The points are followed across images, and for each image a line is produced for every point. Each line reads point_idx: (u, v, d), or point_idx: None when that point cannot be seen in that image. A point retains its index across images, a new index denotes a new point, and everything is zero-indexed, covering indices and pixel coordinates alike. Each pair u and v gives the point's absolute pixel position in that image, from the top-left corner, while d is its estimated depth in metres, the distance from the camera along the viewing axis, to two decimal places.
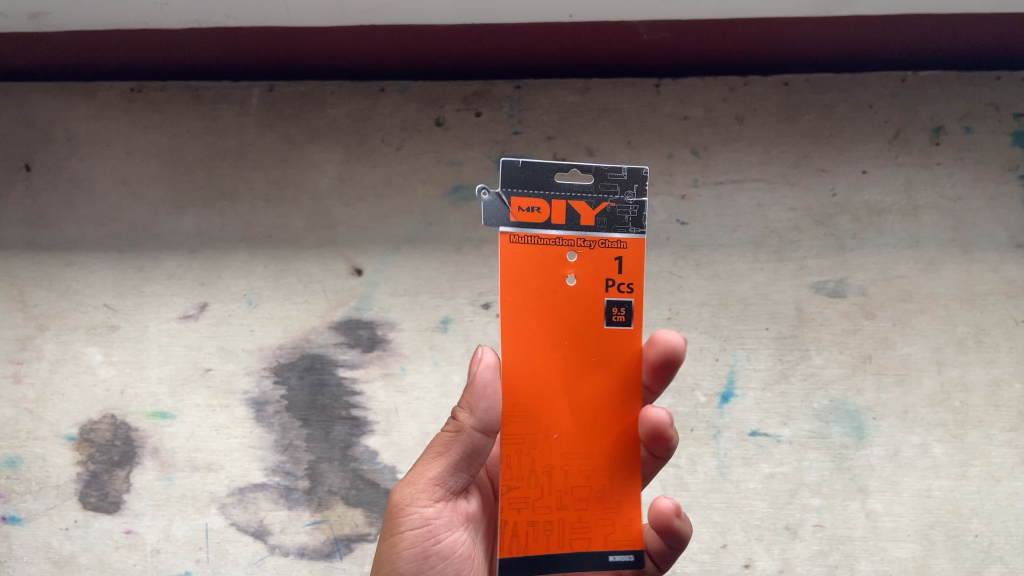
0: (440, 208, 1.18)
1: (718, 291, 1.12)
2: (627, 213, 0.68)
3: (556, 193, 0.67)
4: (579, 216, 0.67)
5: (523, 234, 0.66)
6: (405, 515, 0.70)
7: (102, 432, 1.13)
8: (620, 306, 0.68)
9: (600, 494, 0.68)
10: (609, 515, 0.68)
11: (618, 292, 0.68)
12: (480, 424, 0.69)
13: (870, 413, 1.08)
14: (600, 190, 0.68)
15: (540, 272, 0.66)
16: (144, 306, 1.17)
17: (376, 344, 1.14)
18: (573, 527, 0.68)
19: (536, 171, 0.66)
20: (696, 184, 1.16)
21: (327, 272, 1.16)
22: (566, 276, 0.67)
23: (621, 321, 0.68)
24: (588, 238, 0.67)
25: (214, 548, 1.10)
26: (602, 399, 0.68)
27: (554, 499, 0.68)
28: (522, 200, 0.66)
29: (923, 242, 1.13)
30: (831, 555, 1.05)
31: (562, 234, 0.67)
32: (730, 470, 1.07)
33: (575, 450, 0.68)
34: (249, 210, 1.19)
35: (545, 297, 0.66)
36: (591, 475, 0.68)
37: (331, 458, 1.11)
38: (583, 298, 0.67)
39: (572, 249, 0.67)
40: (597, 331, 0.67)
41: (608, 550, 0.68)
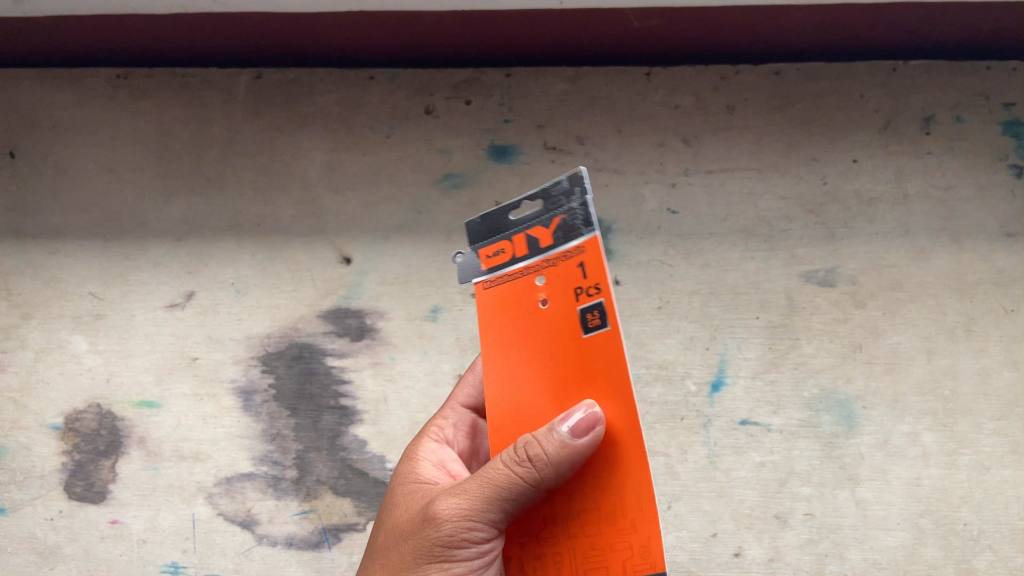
0: (430, 196, 1.17)
1: (708, 280, 1.12)
2: (578, 217, 0.59)
3: (514, 230, 0.64)
4: (539, 242, 0.62)
5: (493, 279, 0.65)
6: (458, 552, 0.61)
7: (88, 421, 1.12)
8: (592, 310, 0.57)
9: (608, 515, 0.56)
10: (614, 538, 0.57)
11: (589, 297, 0.58)
12: (560, 479, 0.58)
13: (859, 401, 1.08)
14: (549, 208, 0.61)
15: (513, 306, 0.63)
16: (130, 295, 1.16)
17: (365, 333, 1.13)
18: (582, 557, 0.58)
19: (493, 217, 0.66)
20: (687, 172, 1.16)
21: (316, 260, 1.16)
22: (539, 299, 0.61)
23: (597, 326, 0.57)
24: (550, 257, 0.60)
25: (201, 538, 1.08)
26: None
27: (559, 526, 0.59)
28: (488, 248, 0.66)
29: (913, 232, 1.12)
30: (822, 543, 1.04)
31: (528, 264, 0.63)
32: (720, 459, 1.07)
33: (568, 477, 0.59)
34: (236, 198, 1.18)
35: (518, 330, 0.62)
36: (596, 495, 0.57)
37: (319, 447, 1.10)
38: (554, 316, 0.60)
39: (539, 273, 0.61)
40: (574, 343, 0.59)
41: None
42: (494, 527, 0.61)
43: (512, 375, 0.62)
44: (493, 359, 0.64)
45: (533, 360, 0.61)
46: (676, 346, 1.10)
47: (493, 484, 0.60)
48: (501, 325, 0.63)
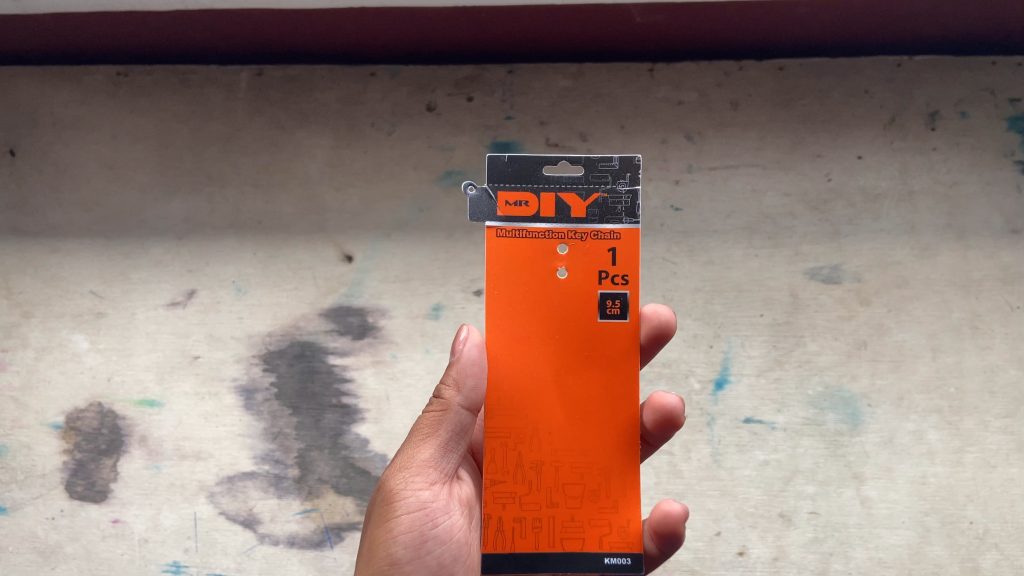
0: (432, 193, 1.17)
1: (712, 277, 1.11)
2: (620, 203, 0.70)
3: (544, 186, 0.70)
4: (570, 208, 0.70)
5: (509, 228, 0.69)
6: (400, 499, 0.70)
7: (89, 420, 1.12)
8: (614, 298, 0.69)
9: (595, 492, 0.69)
10: (605, 515, 0.69)
11: (613, 284, 0.69)
12: (469, 403, 0.72)
13: (864, 399, 1.07)
14: (590, 181, 0.70)
15: (530, 266, 0.69)
16: (131, 293, 1.15)
17: (367, 331, 1.12)
18: (564, 525, 0.69)
19: (523, 167, 0.70)
20: (690, 169, 1.15)
21: (317, 258, 1.15)
22: (558, 268, 0.69)
23: (615, 314, 0.69)
24: (580, 230, 0.70)
25: (203, 538, 1.08)
26: (589, 397, 0.69)
27: (544, 496, 0.69)
28: (510, 194, 0.70)
29: (918, 228, 1.12)
30: (826, 542, 1.04)
31: (552, 227, 0.69)
32: (724, 457, 1.07)
33: (565, 447, 0.69)
34: (237, 195, 1.18)
35: (533, 292, 0.69)
36: (585, 472, 0.69)
37: (321, 446, 1.10)
38: (571, 291, 0.69)
39: (564, 241, 0.69)
40: (589, 324, 0.69)
41: (604, 552, 0.68)
42: (432, 472, 0.72)
43: (512, 335, 0.69)
44: (498, 313, 0.69)
45: (542, 327, 0.69)
46: (680, 343, 1.10)
47: (419, 431, 0.73)
48: (515, 282, 0.69)
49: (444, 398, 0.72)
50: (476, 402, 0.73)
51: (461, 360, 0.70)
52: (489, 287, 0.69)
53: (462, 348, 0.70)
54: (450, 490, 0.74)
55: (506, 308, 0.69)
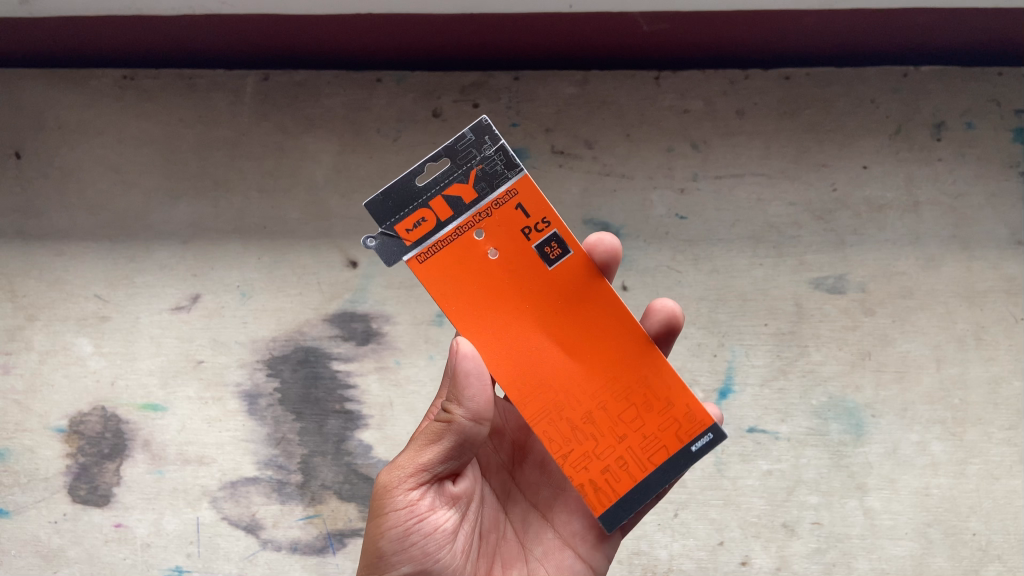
0: None
1: (717, 286, 1.11)
2: (496, 164, 0.67)
3: (428, 195, 0.67)
4: (461, 199, 0.67)
5: (425, 251, 0.66)
6: (391, 497, 0.68)
7: (92, 424, 1.12)
8: (551, 242, 0.68)
9: (647, 402, 0.68)
10: (666, 413, 0.68)
11: (540, 233, 0.68)
12: (472, 415, 0.67)
13: (868, 410, 1.07)
14: (460, 164, 0.67)
15: (462, 268, 0.67)
16: (136, 297, 1.15)
17: (371, 338, 1.13)
18: (642, 447, 0.68)
19: (397, 190, 0.67)
20: (695, 178, 1.15)
21: (321, 263, 1.15)
22: (486, 251, 0.67)
23: (560, 254, 0.68)
24: (481, 210, 0.67)
25: (205, 543, 1.09)
26: (589, 336, 0.68)
27: (607, 435, 0.68)
28: (406, 221, 0.66)
29: (923, 239, 1.12)
30: (829, 553, 1.04)
31: (457, 223, 0.67)
32: (727, 466, 1.07)
33: (598, 385, 0.68)
34: (242, 200, 1.17)
35: (479, 285, 0.67)
36: (629, 391, 0.68)
37: (324, 452, 1.10)
38: (511, 261, 0.67)
39: (476, 227, 0.67)
40: (542, 278, 0.67)
41: (688, 442, 0.68)
42: (426, 475, 0.69)
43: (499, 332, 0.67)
44: (467, 322, 0.67)
45: (503, 303, 0.67)
46: (684, 352, 1.10)
47: (422, 434, 0.70)
48: (458, 288, 0.67)
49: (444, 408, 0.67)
50: (483, 413, 0.68)
51: (462, 373, 0.66)
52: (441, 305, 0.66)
53: (461, 359, 0.66)
54: (444, 488, 0.72)
55: (464, 313, 0.67)
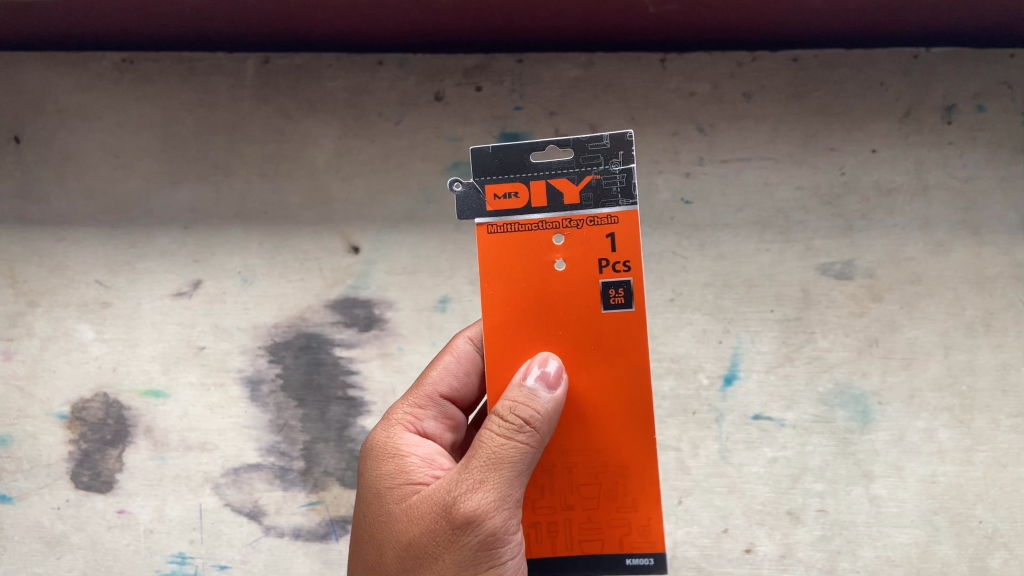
0: (439, 185, 1.15)
1: (722, 272, 1.11)
2: (615, 184, 0.64)
3: (534, 174, 0.65)
4: (562, 195, 0.64)
5: (500, 223, 0.65)
6: (508, 547, 0.61)
7: (94, 410, 1.11)
8: (617, 287, 0.63)
9: (612, 491, 0.64)
10: (627, 515, 0.65)
11: (614, 272, 0.63)
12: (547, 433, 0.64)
13: (875, 397, 1.06)
14: (581, 163, 0.64)
15: (525, 261, 0.65)
16: (137, 283, 1.14)
17: (373, 324, 1.13)
18: (582, 527, 0.65)
19: (512, 158, 0.65)
20: (701, 162, 1.13)
21: (323, 249, 1.14)
22: (555, 259, 0.64)
23: (619, 303, 0.63)
24: (574, 217, 0.64)
25: (208, 529, 1.09)
26: (600, 391, 0.64)
27: (558, 499, 0.66)
28: (498, 186, 0.65)
29: (933, 224, 1.10)
30: (834, 540, 1.04)
31: (544, 217, 0.64)
32: (732, 453, 1.07)
33: (580, 445, 0.65)
34: (243, 185, 1.16)
35: (526, 287, 0.64)
36: (601, 472, 0.64)
37: (327, 439, 1.11)
38: (574, 281, 0.64)
39: (558, 231, 0.64)
40: (590, 314, 0.64)
41: (625, 553, 0.65)
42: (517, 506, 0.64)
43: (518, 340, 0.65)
44: (497, 315, 0.65)
45: (538, 318, 0.64)
46: (688, 339, 1.10)
47: (507, 467, 0.61)
48: (509, 279, 0.65)
49: (537, 431, 0.61)
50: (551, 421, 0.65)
51: (557, 390, 0.62)
52: (489, 288, 0.65)
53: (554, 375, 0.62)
54: None
55: (505, 309, 0.65)
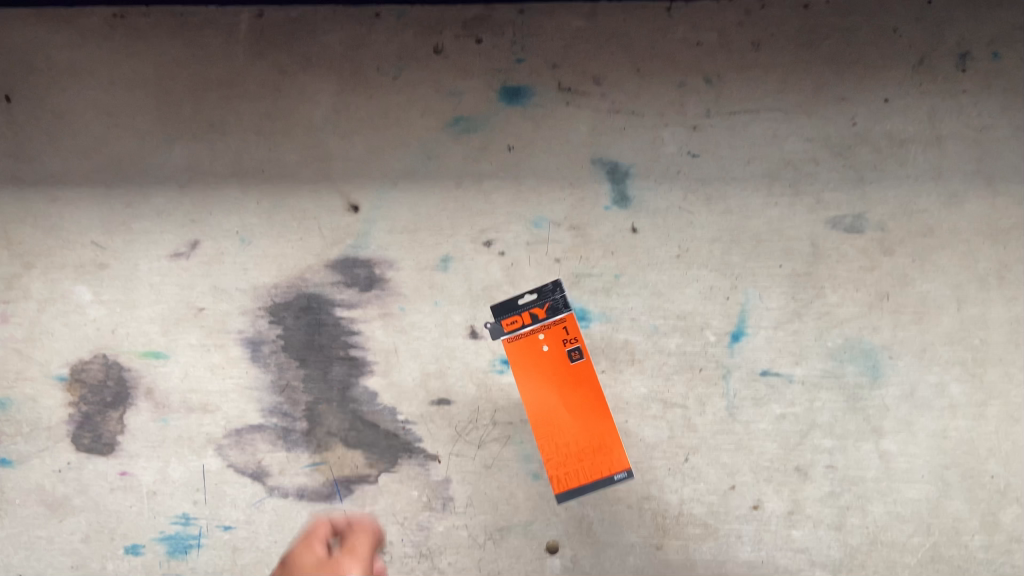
0: (440, 141, 1.13)
1: (730, 226, 1.08)
2: (560, 301, 1.07)
3: (523, 310, 1.07)
4: (538, 312, 1.07)
5: (512, 337, 1.05)
6: None
7: (94, 372, 1.11)
8: (576, 348, 1.04)
9: (597, 442, 1.03)
10: (606, 452, 1.03)
11: (573, 342, 1.04)
12: None
13: (886, 351, 1.04)
14: (543, 299, 1.08)
15: (527, 342, 1.04)
16: (134, 244, 1.12)
17: (374, 284, 1.11)
18: (586, 468, 1.03)
19: (507, 303, 1.08)
20: (708, 114, 1.10)
21: (322, 208, 1.12)
22: (542, 346, 1.04)
23: (580, 356, 1.03)
24: (547, 324, 1.05)
25: (212, 490, 1.08)
26: (581, 407, 1.03)
27: (568, 453, 1.03)
28: (506, 322, 1.07)
29: (946, 175, 1.07)
30: (843, 496, 1.03)
31: (533, 329, 1.05)
32: (739, 410, 1.05)
33: (575, 431, 1.02)
34: (238, 142, 1.14)
35: (533, 372, 1.03)
36: (586, 428, 1.02)
37: (329, 399, 1.10)
38: (554, 342, 1.04)
39: (541, 332, 1.05)
40: (564, 364, 1.03)
41: (612, 473, 1.02)
42: None
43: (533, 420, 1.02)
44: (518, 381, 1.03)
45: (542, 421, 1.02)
46: (695, 295, 1.08)
47: None
48: (523, 372, 1.03)
49: None
50: None
51: None
52: (515, 385, 1.03)
53: None
54: None
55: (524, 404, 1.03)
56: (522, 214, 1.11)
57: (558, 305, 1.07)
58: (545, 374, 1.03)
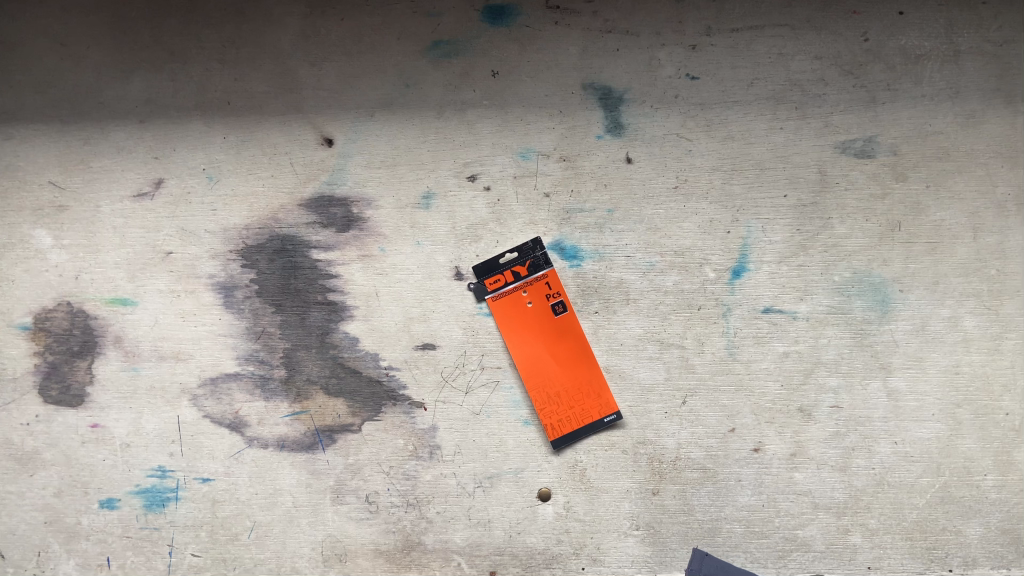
0: (418, 66, 1.04)
1: (731, 154, 1.01)
2: (541, 256, 1.02)
3: (504, 267, 1.03)
4: (520, 269, 1.02)
5: (496, 295, 1.02)
6: None
7: (59, 320, 1.05)
8: (560, 299, 1.01)
9: (586, 388, 1.01)
10: (595, 396, 1.01)
11: (556, 294, 1.02)
12: None
13: (896, 285, 0.98)
14: (523, 256, 1.02)
15: (511, 300, 1.02)
16: (94, 183, 1.05)
17: (351, 224, 1.04)
18: (577, 413, 1.01)
19: (487, 260, 1.03)
20: (708, 32, 1.02)
21: (294, 142, 1.05)
22: (527, 302, 1.02)
23: (564, 307, 1.01)
24: (529, 281, 1.02)
25: (188, 442, 1.04)
26: (567, 357, 1.01)
27: (558, 402, 1.01)
28: (489, 281, 1.03)
29: (964, 93, 0.99)
30: (848, 437, 0.98)
31: (517, 286, 1.02)
32: (740, 349, 1.00)
33: (563, 381, 1.01)
34: (202, 72, 1.06)
35: (519, 328, 1.02)
36: (574, 375, 1.01)
37: (308, 346, 1.04)
38: (538, 295, 1.02)
39: (525, 289, 1.02)
40: (548, 317, 1.02)
41: (603, 417, 1.01)
42: None
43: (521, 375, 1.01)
44: (505, 340, 1.02)
45: (530, 372, 1.01)
46: (694, 229, 1.01)
47: None
48: (510, 329, 1.02)
49: None
50: None
51: None
52: (498, 342, 1.02)
53: None
54: None
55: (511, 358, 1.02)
56: (509, 145, 1.03)
57: (540, 262, 1.02)
58: (531, 330, 1.02)
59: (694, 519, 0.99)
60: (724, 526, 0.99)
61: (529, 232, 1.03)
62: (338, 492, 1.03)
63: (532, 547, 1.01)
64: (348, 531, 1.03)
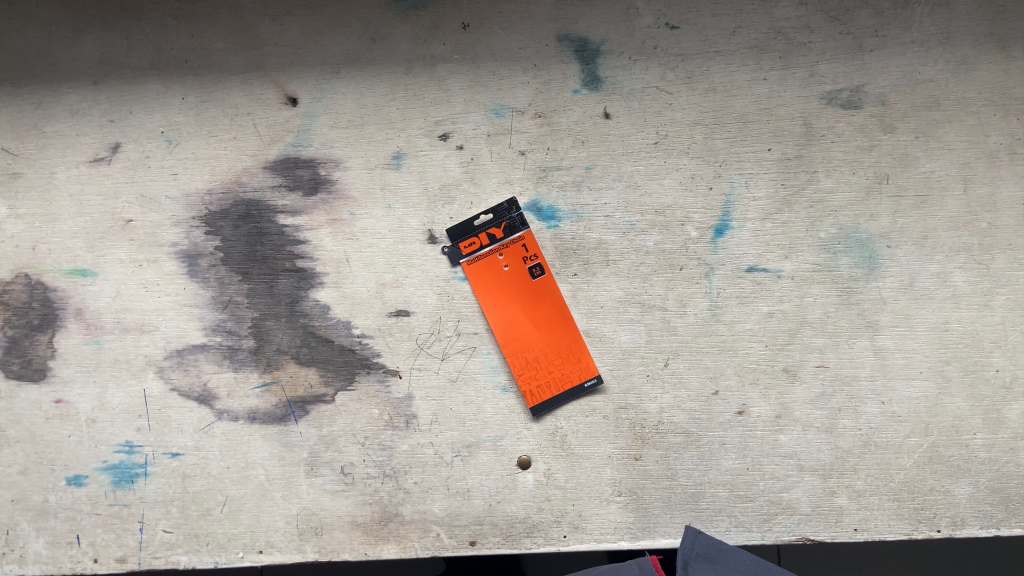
0: (385, 20, 1.00)
1: (713, 107, 0.97)
2: (517, 218, 0.98)
3: (479, 230, 0.99)
4: (495, 231, 0.98)
5: (472, 259, 0.98)
6: None
7: (17, 293, 1.01)
8: (537, 262, 0.98)
9: (565, 352, 0.98)
10: (575, 361, 0.98)
11: (533, 257, 0.98)
12: None
13: (884, 240, 0.95)
14: (498, 218, 0.98)
15: (487, 264, 0.98)
16: (48, 148, 1.01)
17: (319, 186, 1.00)
18: (558, 377, 0.98)
19: (461, 223, 0.99)
20: None
21: (257, 102, 1.00)
22: (503, 265, 0.98)
23: (541, 270, 0.98)
24: (505, 243, 0.98)
25: (156, 416, 1.00)
26: (546, 321, 0.98)
27: (537, 367, 0.98)
28: (464, 245, 0.99)
29: (955, 39, 0.95)
30: (835, 398, 0.95)
31: (492, 249, 0.98)
32: (724, 310, 0.96)
33: (542, 346, 0.98)
34: (157, 29, 1.01)
35: (496, 292, 0.98)
36: (553, 339, 0.98)
37: (277, 315, 1.00)
38: (514, 257, 0.98)
39: (501, 252, 0.98)
40: (525, 280, 0.98)
41: (583, 381, 0.97)
42: None
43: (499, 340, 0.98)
44: (481, 305, 0.98)
45: (508, 336, 0.98)
46: (675, 186, 0.97)
47: None
48: (486, 293, 0.98)
49: None
50: None
51: None
52: (475, 307, 0.99)
53: None
54: None
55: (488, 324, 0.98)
56: (481, 101, 0.99)
57: (516, 224, 0.98)
58: (508, 294, 0.98)
59: (678, 484, 0.97)
60: (708, 491, 0.96)
61: (504, 192, 0.98)
62: (312, 464, 1.00)
63: (513, 516, 0.98)
64: (324, 504, 0.99)
